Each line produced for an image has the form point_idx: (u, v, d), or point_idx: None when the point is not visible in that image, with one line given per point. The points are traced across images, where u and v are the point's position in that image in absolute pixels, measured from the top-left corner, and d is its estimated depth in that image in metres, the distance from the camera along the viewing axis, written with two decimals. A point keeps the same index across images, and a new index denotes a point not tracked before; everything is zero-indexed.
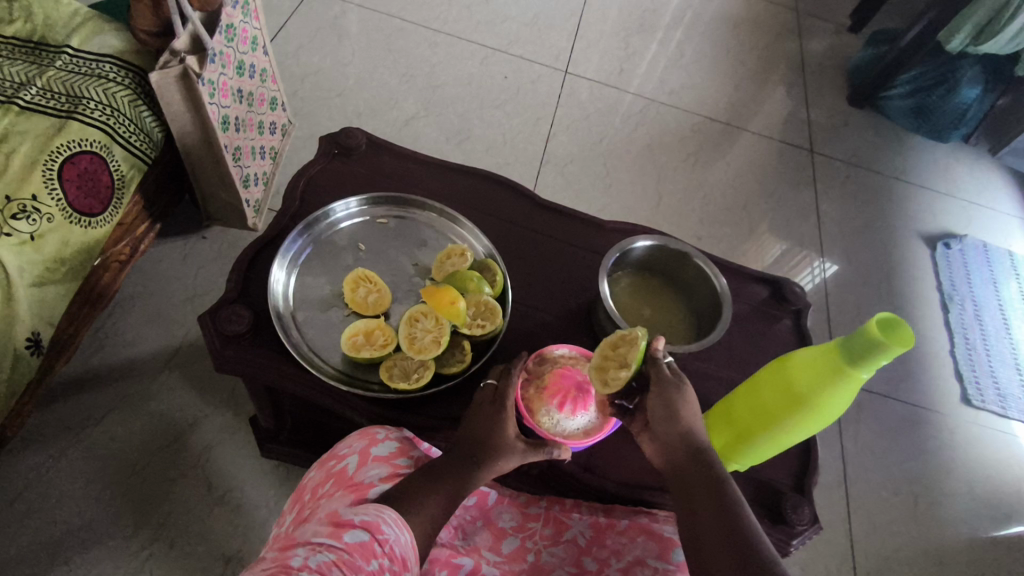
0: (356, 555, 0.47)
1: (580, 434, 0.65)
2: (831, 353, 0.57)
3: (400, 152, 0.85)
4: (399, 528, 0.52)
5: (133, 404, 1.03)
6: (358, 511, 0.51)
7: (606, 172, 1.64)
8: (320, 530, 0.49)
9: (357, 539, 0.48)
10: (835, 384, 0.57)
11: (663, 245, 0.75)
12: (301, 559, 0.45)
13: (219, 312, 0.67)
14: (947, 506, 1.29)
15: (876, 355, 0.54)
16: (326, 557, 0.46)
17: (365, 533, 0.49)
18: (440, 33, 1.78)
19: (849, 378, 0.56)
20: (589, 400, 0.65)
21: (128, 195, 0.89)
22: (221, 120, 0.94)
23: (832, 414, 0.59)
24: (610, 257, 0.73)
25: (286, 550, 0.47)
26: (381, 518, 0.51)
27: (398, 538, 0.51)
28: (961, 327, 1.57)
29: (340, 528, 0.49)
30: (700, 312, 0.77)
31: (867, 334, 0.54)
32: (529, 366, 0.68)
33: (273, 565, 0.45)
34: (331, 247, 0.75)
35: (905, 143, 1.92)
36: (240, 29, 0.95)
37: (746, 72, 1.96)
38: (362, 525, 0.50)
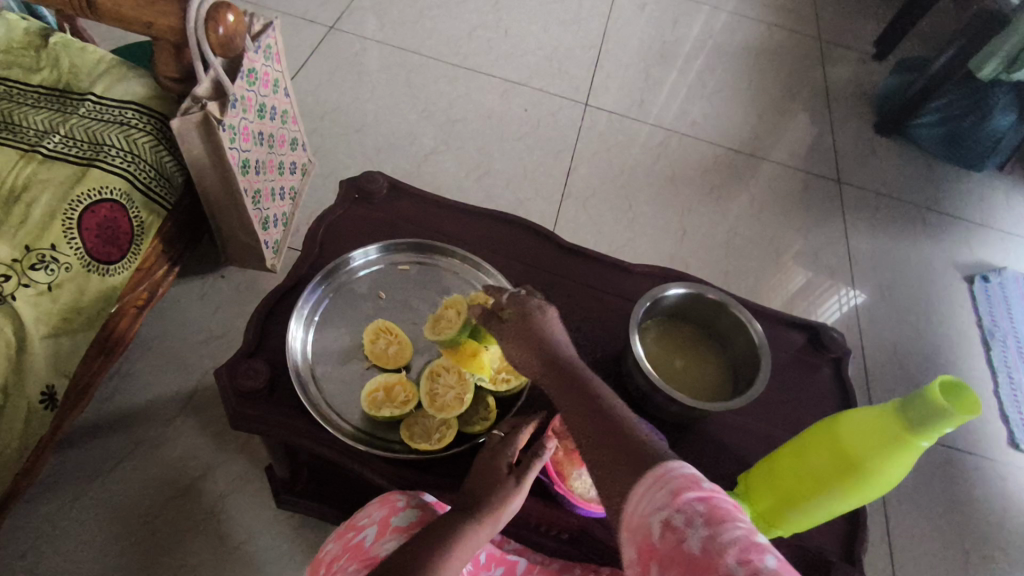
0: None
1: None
2: (888, 417, 0.52)
3: (422, 197, 0.83)
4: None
5: (148, 450, 1.01)
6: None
7: (628, 206, 1.61)
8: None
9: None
10: (891, 450, 0.52)
11: (699, 293, 0.72)
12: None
13: (236, 367, 0.64)
14: (1000, 559, 1.21)
15: (939, 422, 0.49)
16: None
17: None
18: (460, 67, 1.78)
19: (906, 444, 0.51)
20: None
21: (148, 241, 0.88)
22: (241, 163, 0.93)
23: (889, 484, 0.54)
24: (641, 307, 0.70)
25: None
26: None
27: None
28: (1005, 365, 1.50)
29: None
30: (733, 361, 0.73)
31: (928, 399, 0.49)
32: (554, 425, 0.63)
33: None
34: (350, 297, 0.73)
35: (937, 172, 1.86)
36: (262, 72, 0.95)
37: (769, 102, 1.93)
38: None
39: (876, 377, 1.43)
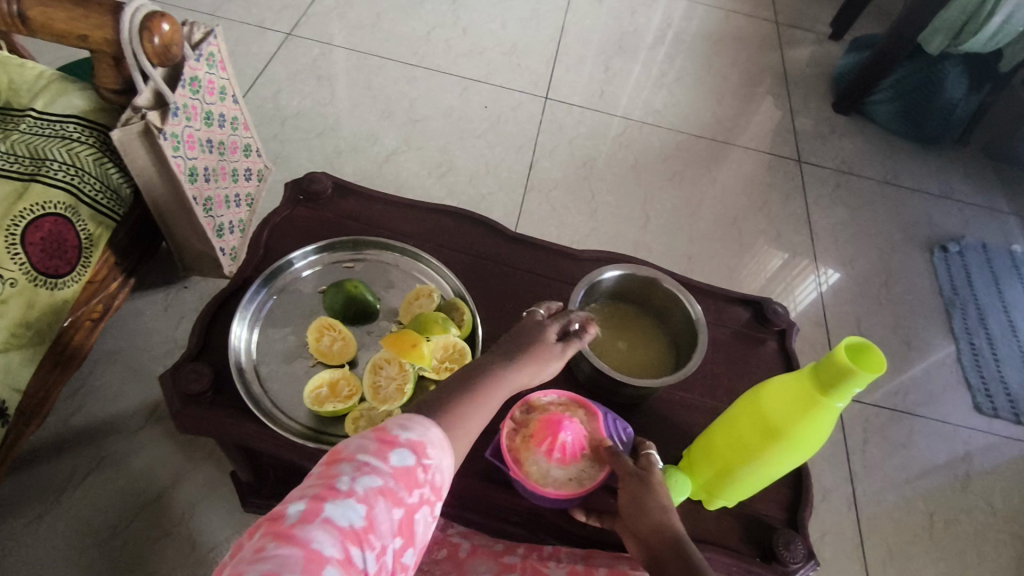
0: (399, 484, 0.44)
1: (568, 488, 0.62)
2: (805, 382, 0.54)
3: (366, 195, 0.84)
4: (443, 451, 0.48)
5: (114, 462, 1.01)
6: (405, 427, 0.47)
7: (591, 196, 1.63)
8: (362, 445, 0.45)
9: (402, 464, 0.45)
10: (809, 416, 0.54)
11: (632, 273, 0.74)
12: (345, 483, 0.43)
13: (179, 371, 0.65)
14: (964, 521, 1.24)
15: (848, 382, 0.51)
16: (372, 482, 0.43)
17: (411, 456, 0.46)
18: (419, 67, 1.79)
19: (821, 409, 0.53)
20: (577, 450, 0.63)
21: (98, 253, 0.88)
22: (188, 172, 0.93)
23: (813, 445, 0.56)
24: (578, 291, 0.71)
25: (330, 467, 0.44)
26: (427, 439, 0.47)
27: (442, 463, 0.47)
28: (966, 332, 1.53)
29: (385, 447, 0.45)
30: (675, 339, 0.75)
31: (835, 361, 0.51)
32: (516, 415, 0.66)
33: (322, 483, 0.43)
34: (295, 296, 0.74)
35: (895, 147, 1.90)
36: (205, 80, 0.95)
37: (729, 86, 1.96)
38: (407, 446, 0.46)
39: None
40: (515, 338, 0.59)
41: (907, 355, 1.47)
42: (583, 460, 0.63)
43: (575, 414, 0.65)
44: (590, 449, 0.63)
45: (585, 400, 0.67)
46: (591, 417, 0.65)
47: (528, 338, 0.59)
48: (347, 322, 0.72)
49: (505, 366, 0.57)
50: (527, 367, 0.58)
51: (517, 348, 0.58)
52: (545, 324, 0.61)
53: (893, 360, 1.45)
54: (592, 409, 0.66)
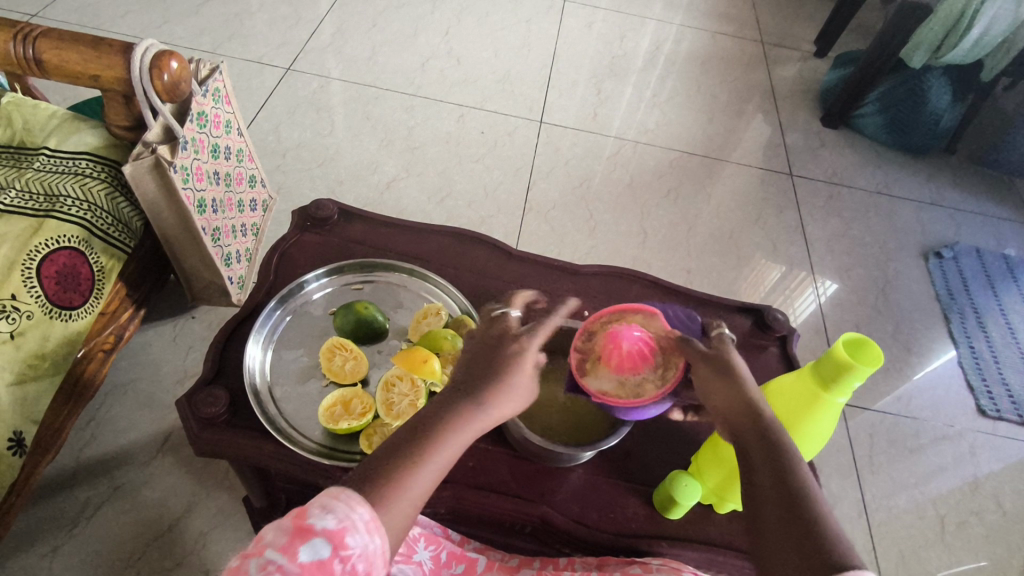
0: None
1: (648, 390, 0.61)
2: (806, 380, 0.56)
3: (372, 219, 0.87)
4: (369, 536, 0.44)
5: (126, 493, 1.02)
6: (325, 511, 0.43)
7: (589, 215, 1.65)
8: (275, 540, 0.42)
9: (314, 559, 0.41)
10: (811, 413, 0.56)
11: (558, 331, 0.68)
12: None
13: (196, 395, 0.66)
14: (976, 524, 1.24)
15: (847, 378, 0.53)
16: None
17: (326, 548, 0.42)
18: (416, 97, 1.84)
19: (822, 404, 0.55)
20: (650, 352, 0.62)
21: (109, 285, 0.91)
22: (197, 203, 0.96)
23: (818, 444, 0.58)
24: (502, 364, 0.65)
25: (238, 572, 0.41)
26: (349, 523, 0.43)
27: (367, 547, 0.44)
28: (966, 336, 1.55)
29: (298, 538, 0.42)
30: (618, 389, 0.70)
31: (834, 358, 0.53)
32: (579, 342, 0.64)
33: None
34: (306, 318, 0.76)
35: (883, 157, 1.94)
36: (212, 115, 0.98)
37: (718, 105, 2.01)
38: (322, 536, 0.42)
39: None
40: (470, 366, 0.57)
41: (908, 360, 1.48)
42: (656, 360, 0.62)
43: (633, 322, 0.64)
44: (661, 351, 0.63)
45: (639, 305, 0.65)
46: (651, 318, 0.65)
47: (490, 368, 0.56)
48: (358, 342, 0.74)
49: (461, 409, 0.53)
50: (492, 407, 0.55)
51: (475, 386, 0.55)
52: (518, 354, 0.58)
53: (895, 366, 1.47)
54: (648, 311, 0.65)
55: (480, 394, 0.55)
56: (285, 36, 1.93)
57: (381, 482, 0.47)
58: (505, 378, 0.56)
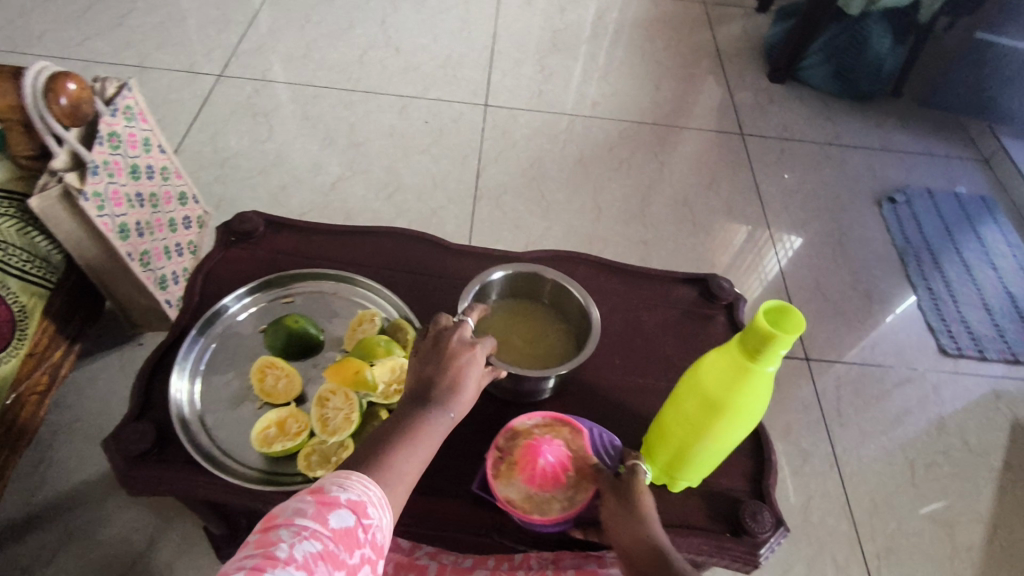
0: (340, 546, 0.43)
1: (553, 509, 0.62)
2: (734, 353, 0.54)
3: (300, 227, 0.84)
4: (382, 510, 0.48)
5: (85, 534, 0.99)
6: (345, 487, 0.47)
7: (541, 195, 1.63)
8: (304, 506, 0.44)
9: (342, 525, 0.44)
10: (743, 384, 0.54)
11: (515, 273, 0.74)
12: (283, 550, 0.41)
13: (121, 433, 0.64)
14: (944, 463, 1.26)
15: (771, 347, 0.51)
16: (311, 548, 0.42)
17: (351, 516, 0.45)
18: (355, 91, 1.79)
19: (752, 374, 0.54)
20: (563, 471, 0.63)
21: (34, 324, 0.86)
22: (118, 228, 0.92)
23: (755, 414, 0.57)
24: (468, 290, 0.71)
25: (267, 535, 0.42)
26: (367, 497, 0.47)
27: (381, 523, 0.47)
28: (923, 278, 1.56)
29: (326, 506, 0.45)
30: (577, 332, 0.74)
31: (756, 328, 0.51)
32: (501, 443, 0.65)
33: (259, 553, 0.41)
34: (236, 339, 0.73)
35: (832, 107, 1.94)
36: (126, 134, 0.93)
37: (665, 70, 1.98)
38: (347, 506, 0.45)
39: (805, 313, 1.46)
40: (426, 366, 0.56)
41: (869, 309, 1.49)
42: (569, 480, 0.63)
43: (558, 435, 0.65)
44: (576, 469, 0.63)
45: (569, 419, 0.66)
46: (576, 435, 0.65)
47: (450, 367, 0.55)
48: (292, 358, 0.71)
49: (427, 413, 0.54)
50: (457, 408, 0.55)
51: (439, 386, 0.55)
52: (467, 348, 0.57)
53: (856, 316, 1.48)
54: (576, 428, 0.66)
55: (445, 397, 0.55)
56: (214, 41, 1.86)
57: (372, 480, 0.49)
58: (465, 378, 0.56)
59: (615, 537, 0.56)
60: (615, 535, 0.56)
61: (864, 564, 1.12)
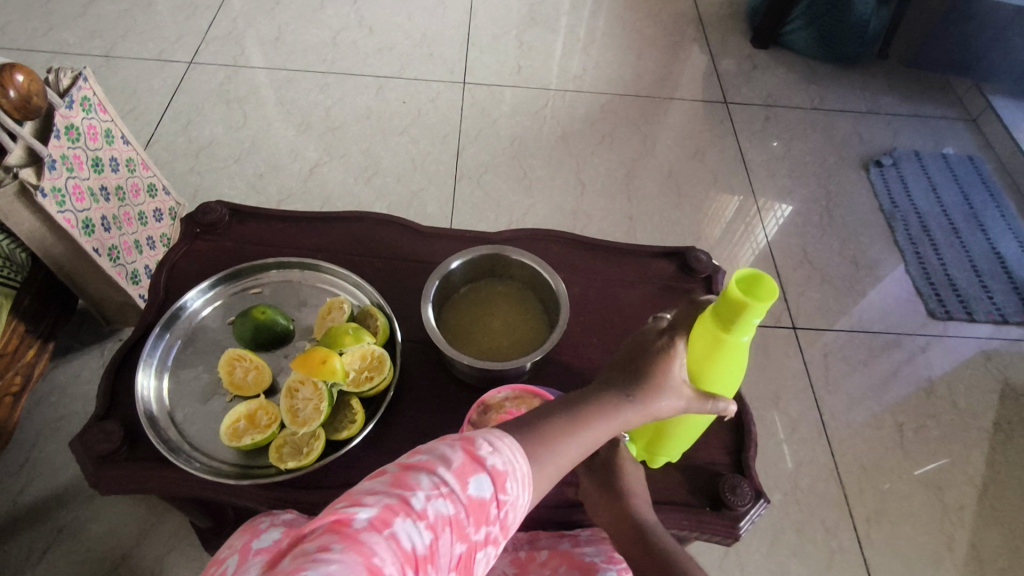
0: (469, 515, 0.43)
1: None
2: (708, 327, 0.52)
3: (266, 215, 0.82)
4: (519, 486, 0.46)
5: (72, 533, 0.98)
6: (493, 449, 0.46)
7: (523, 172, 1.61)
8: (451, 457, 0.44)
9: (478, 493, 0.44)
10: (717, 354, 0.53)
11: (473, 256, 0.71)
12: (420, 500, 0.42)
13: (87, 433, 0.62)
14: (933, 426, 1.26)
15: (746, 319, 0.49)
16: (445, 507, 0.43)
17: (489, 486, 0.44)
18: (329, 74, 1.75)
19: (727, 345, 0.52)
20: None
21: (1, 324, 0.84)
22: (82, 223, 0.89)
23: (736, 377, 0.56)
24: (427, 289, 0.67)
25: (407, 477, 0.44)
26: (510, 468, 0.46)
27: (517, 499, 0.46)
28: (911, 242, 1.55)
29: (471, 466, 0.44)
30: (546, 314, 0.72)
31: (729, 301, 0.49)
32: (473, 417, 0.63)
33: (399, 492, 0.42)
34: (203, 333, 0.71)
35: (816, 72, 1.90)
36: (85, 126, 0.91)
37: (646, 40, 1.94)
38: (488, 473, 0.45)
39: (793, 282, 1.45)
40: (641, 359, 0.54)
41: (857, 275, 1.48)
42: None
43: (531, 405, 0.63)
44: None
45: (538, 389, 0.65)
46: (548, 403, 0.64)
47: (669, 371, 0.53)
48: (261, 349, 0.70)
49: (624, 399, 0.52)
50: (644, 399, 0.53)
51: (649, 382, 0.53)
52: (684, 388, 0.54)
53: (844, 283, 1.46)
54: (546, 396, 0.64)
55: (649, 391, 0.53)
56: (182, 27, 1.81)
57: (534, 445, 0.48)
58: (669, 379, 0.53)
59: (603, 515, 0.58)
60: (604, 516, 0.57)
61: (855, 528, 1.13)
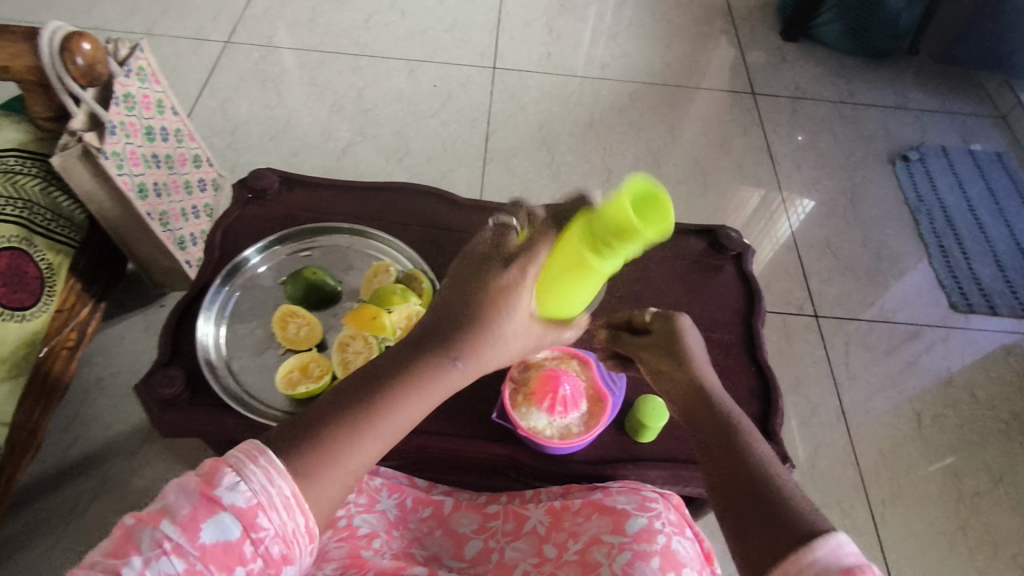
0: (212, 564, 0.39)
1: (573, 432, 0.67)
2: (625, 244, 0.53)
3: (315, 183, 0.85)
4: (285, 514, 0.42)
5: (118, 484, 1.03)
6: (237, 481, 0.41)
7: (550, 157, 1.63)
8: (178, 505, 0.40)
9: (218, 538, 0.40)
10: (565, 254, 0.52)
11: None
12: (134, 567, 0.37)
13: (152, 377, 0.67)
14: (951, 415, 1.28)
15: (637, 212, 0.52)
16: (173, 564, 0.38)
17: (235, 527, 0.40)
18: (362, 56, 1.78)
19: (573, 243, 0.51)
20: (578, 400, 0.68)
21: (61, 282, 0.90)
22: (138, 188, 0.93)
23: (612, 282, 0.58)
24: None
25: (128, 539, 0.39)
26: (263, 500, 0.42)
27: (282, 526, 0.42)
28: (935, 236, 1.56)
29: (205, 510, 0.40)
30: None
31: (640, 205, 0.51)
32: (515, 375, 0.70)
33: (112, 563, 0.38)
34: (257, 290, 0.75)
35: (845, 66, 1.91)
36: (140, 95, 0.94)
37: (675, 30, 1.95)
38: (230, 513, 0.40)
39: (815, 272, 1.47)
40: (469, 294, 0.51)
41: (880, 267, 1.49)
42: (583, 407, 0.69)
43: (569, 367, 0.71)
44: (587, 397, 0.70)
45: (576, 351, 0.73)
46: (585, 366, 0.71)
47: (498, 312, 0.51)
48: (312, 308, 0.74)
49: (459, 353, 0.50)
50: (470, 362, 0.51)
51: (483, 332, 0.51)
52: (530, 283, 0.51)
53: (867, 274, 1.48)
54: (583, 359, 0.72)
55: (482, 345, 0.51)
56: (220, 7, 1.85)
57: (301, 460, 0.45)
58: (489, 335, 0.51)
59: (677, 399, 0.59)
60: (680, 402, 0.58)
61: (870, 511, 1.15)
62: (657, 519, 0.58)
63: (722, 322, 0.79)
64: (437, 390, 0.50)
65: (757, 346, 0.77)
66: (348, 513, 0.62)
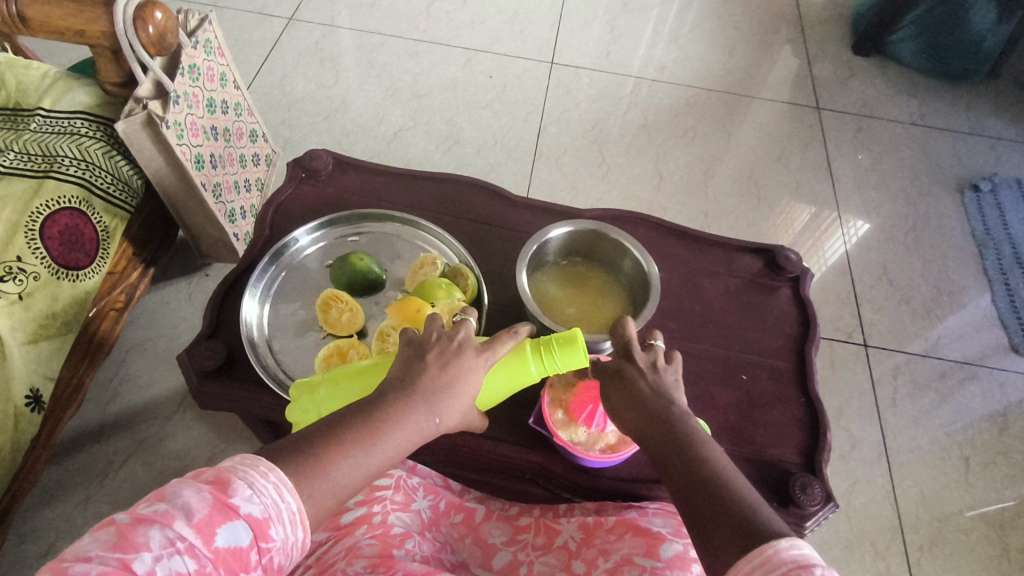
0: (220, 570, 0.37)
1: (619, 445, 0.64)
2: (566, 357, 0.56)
3: (368, 168, 0.85)
4: (291, 528, 0.41)
5: (150, 445, 1.05)
6: (252, 492, 0.39)
7: (602, 159, 1.60)
8: (193, 506, 0.37)
9: (230, 545, 0.38)
10: (507, 360, 0.57)
11: (576, 229, 0.74)
12: (145, 563, 0.35)
13: (195, 350, 0.68)
14: (1002, 464, 1.21)
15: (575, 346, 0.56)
16: (183, 566, 0.36)
17: (247, 535, 0.38)
18: (421, 42, 1.78)
19: (519, 353, 0.57)
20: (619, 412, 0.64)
21: (115, 245, 0.92)
22: (194, 158, 0.95)
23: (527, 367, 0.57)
24: (526, 248, 0.71)
25: (134, 532, 0.36)
26: (275, 512, 0.40)
27: (287, 540, 0.40)
28: (1000, 273, 1.48)
29: (219, 516, 0.38)
30: (635, 294, 0.74)
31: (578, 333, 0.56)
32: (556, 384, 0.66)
33: (119, 556, 0.35)
34: (303, 273, 0.75)
35: (918, 85, 1.82)
36: (205, 67, 0.95)
37: (742, 36, 1.89)
38: (245, 521, 0.38)
39: (867, 298, 1.41)
40: (423, 365, 0.51)
41: (938, 300, 1.42)
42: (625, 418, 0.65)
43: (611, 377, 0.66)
44: None
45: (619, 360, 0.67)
46: None
47: (450, 371, 0.51)
48: (354, 294, 0.73)
49: (415, 409, 0.50)
50: (446, 413, 0.51)
51: (438, 388, 0.51)
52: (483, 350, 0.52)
53: (924, 306, 1.41)
54: None
55: (437, 398, 0.50)
56: None
57: (297, 469, 0.43)
58: (460, 384, 0.52)
59: (637, 409, 0.55)
60: (633, 413, 0.55)
61: (905, 553, 1.10)
62: (691, 546, 0.56)
63: (774, 347, 0.76)
64: (396, 443, 0.48)
65: (808, 376, 0.73)
66: (383, 509, 0.61)
